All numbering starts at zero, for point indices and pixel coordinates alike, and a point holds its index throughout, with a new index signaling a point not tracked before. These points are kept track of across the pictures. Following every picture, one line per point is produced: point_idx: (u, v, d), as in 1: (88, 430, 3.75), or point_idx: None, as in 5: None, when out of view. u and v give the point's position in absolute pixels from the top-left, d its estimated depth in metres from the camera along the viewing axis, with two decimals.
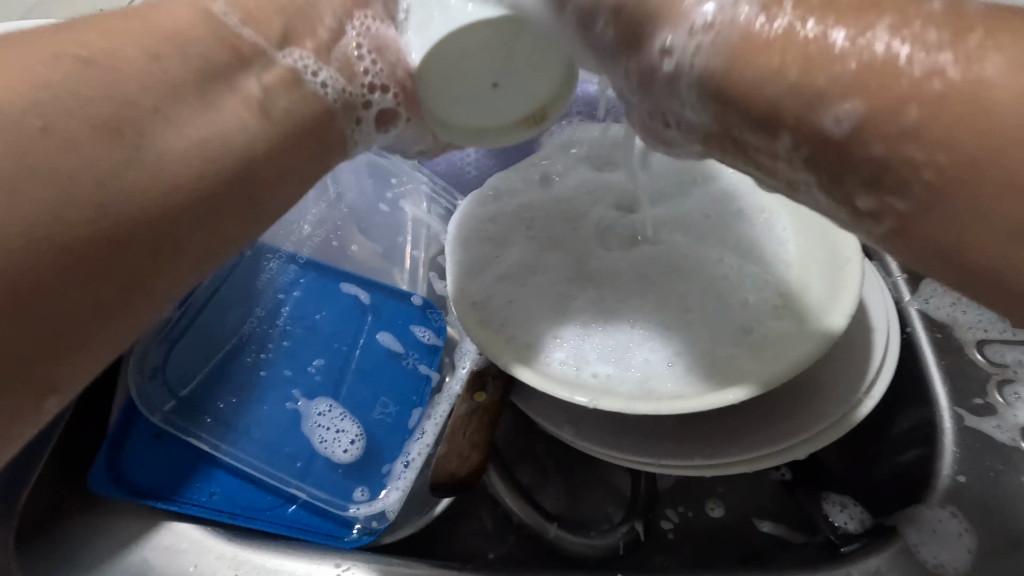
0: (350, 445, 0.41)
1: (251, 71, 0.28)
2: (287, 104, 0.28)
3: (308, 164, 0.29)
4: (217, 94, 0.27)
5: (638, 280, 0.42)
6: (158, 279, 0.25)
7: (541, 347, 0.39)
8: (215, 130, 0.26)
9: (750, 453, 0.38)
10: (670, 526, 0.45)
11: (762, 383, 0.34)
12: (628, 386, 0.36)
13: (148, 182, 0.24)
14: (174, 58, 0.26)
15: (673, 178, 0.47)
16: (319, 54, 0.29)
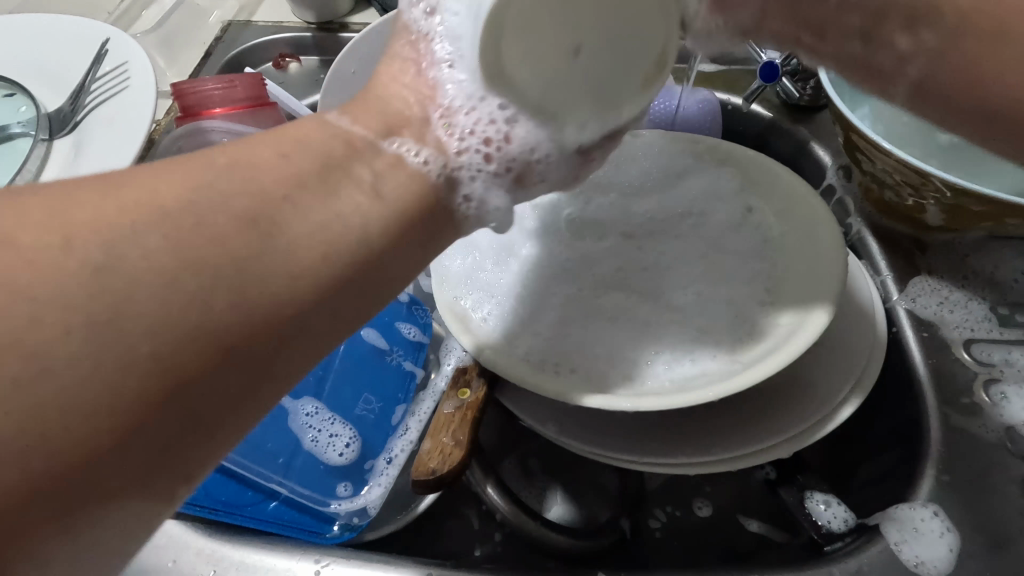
0: (346, 449, 0.41)
1: (362, 160, 0.25)
2: (397, 186, 0.25)
3: (420, 251, 0.26)
4: (333, 182, 0.23)
5: (620, 277, 0.42)
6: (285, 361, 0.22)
7: (522, 342, 0.38)
8: (336, 216, 0.23)
9: (734, 451, 0.38)
10: (658, 524, 0.45)
11: (743, 381, 0.33)
12: (608, 383, 0.36)
13: (254, 275, 0.20)
14: (301, 154, 0.23)
15: (658, 177, 0.47)
16: (417, 139, 0.26)
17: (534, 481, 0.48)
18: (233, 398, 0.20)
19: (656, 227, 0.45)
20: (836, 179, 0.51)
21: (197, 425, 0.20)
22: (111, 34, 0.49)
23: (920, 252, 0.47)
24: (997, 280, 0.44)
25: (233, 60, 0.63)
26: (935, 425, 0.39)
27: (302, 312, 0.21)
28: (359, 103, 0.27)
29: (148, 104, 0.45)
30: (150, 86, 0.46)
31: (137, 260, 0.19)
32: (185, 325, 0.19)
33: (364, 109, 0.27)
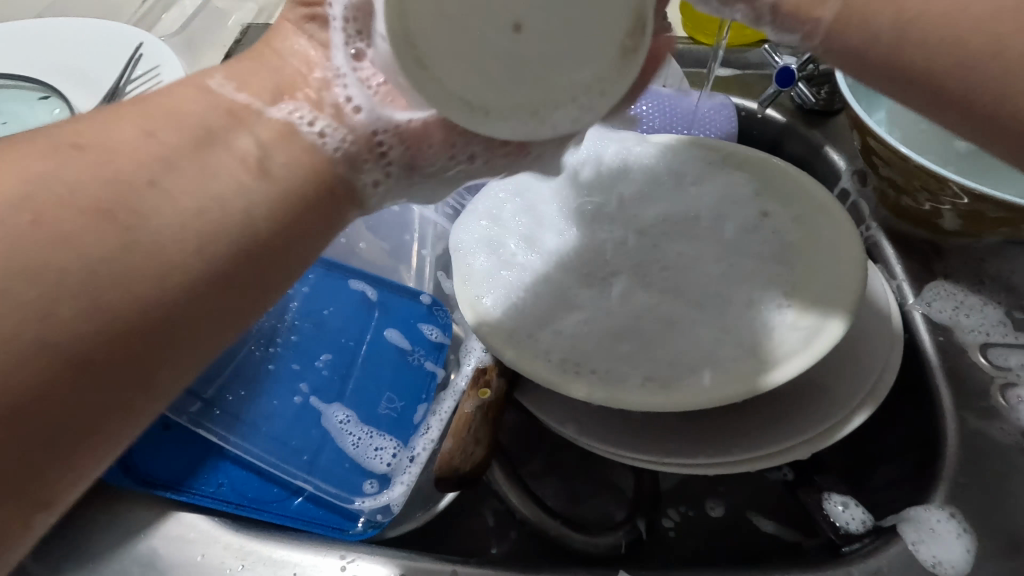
0: (393, 459, 0.42)
1: (247, 130, 0.27)
2: (285, 159, 0.27)
3: (327, 221, 0.28)
4: (208, 151, 0.26)
5: (641, 277, 0.42)
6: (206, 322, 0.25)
7: (543, 343, 0.39)
8: (214, 198, 0.25)
9: (752, 451, 0.39)
10: (672, 524, 0.46)
11: (759, 386, 0.35)
12: (629, 383, 0.37)
13: (136, 254, 0.23)
14: (168, 130, 0.26)
15: (679, 178, 0.47)
16: (313, 105, 0.27)
17: (550, 482, 0.48)
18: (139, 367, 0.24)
19: (678, 228, 0.45)
20: (850, 183, 0.51)
21: (96, 386, 0.23)
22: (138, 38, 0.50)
23: (935, 256, 0.47)
24: (1015, 286, 0.45)
25: None
26: (952, 428, 0.40)
27: (193, 278, 0.24)
28: (245, 67, 0.28)
29: None
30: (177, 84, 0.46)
31: (56, 212, 0.23)
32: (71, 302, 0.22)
33: (251, 74, 0.28)
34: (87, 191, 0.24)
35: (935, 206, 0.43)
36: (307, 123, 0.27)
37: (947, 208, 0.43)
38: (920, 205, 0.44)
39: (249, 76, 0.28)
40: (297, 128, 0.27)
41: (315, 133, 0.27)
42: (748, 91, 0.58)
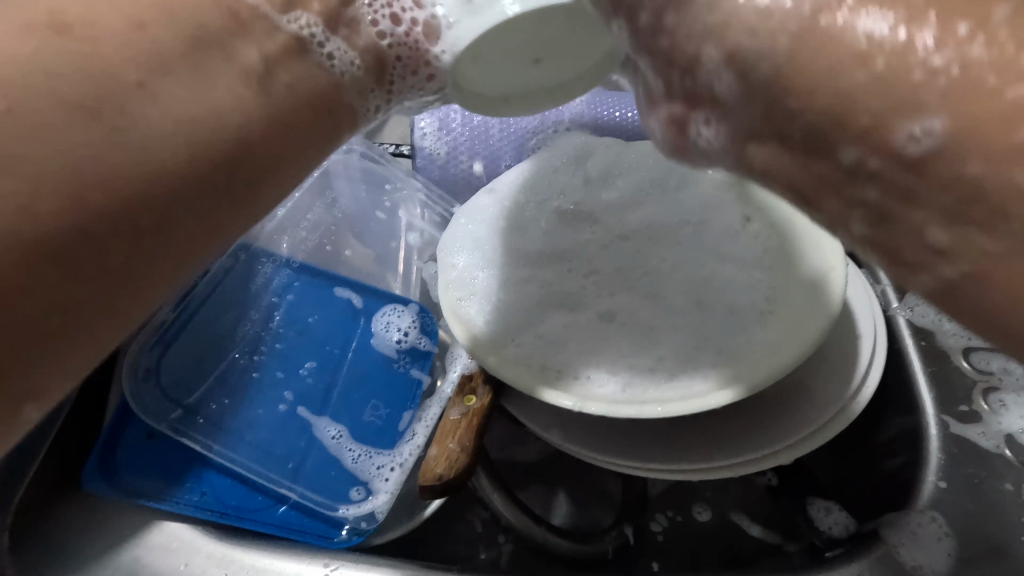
0: (387, 471, 0.42)
1: (251, 39, 0.23)
2: (289, 79, 0.24)
3: (316, 136, 0.25)
4: (206, 62, 0.22)
5: (625, 282, 0.43)
6: (198, 243, 0.22)
7: (525, 347, 0.39)
8: (230, 113, 0.22)
9: (735, 457, 0.39)
10: (660, 528, 0.46)
11: (741, 389, 0.34)
12: (608, 388, 0.37)
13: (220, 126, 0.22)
14: (164, 27, 0.22)
15: (665, 183, 0.47)
16: (336, 30, 0.25)
17: (537, 490, 0.48)
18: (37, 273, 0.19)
19: (662, 234, 0.45)
20: None
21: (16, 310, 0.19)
22: None
23: None
24: None
25: None
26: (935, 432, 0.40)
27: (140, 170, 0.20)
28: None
29: None
30: None
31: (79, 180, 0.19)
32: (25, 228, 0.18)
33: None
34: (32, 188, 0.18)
35: None
36: (320, 43, 0.25)
37: None
38: None
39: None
40: (310, 49, 0.25)
41: (327, 55, 0.25)
42: None
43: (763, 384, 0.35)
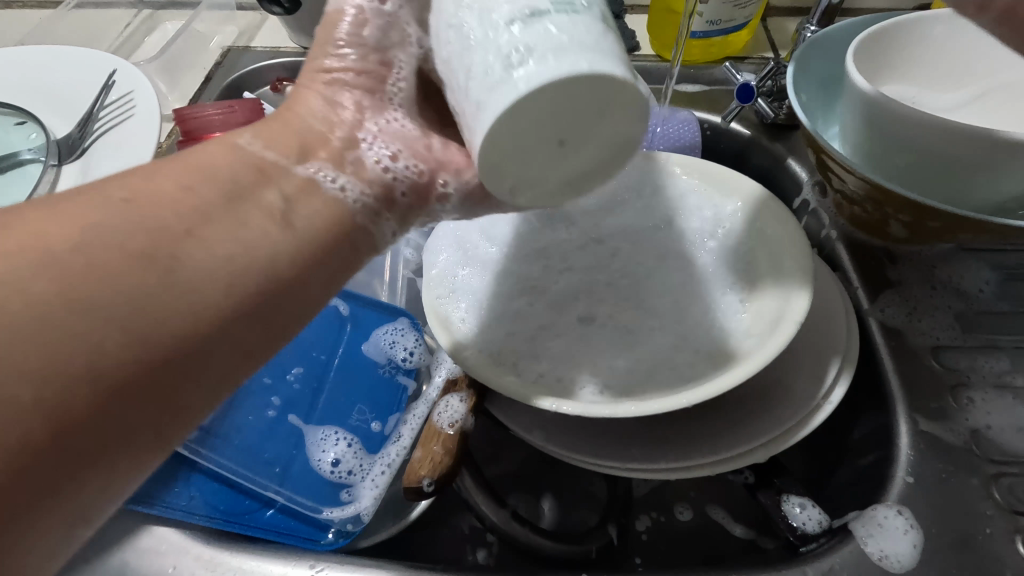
0: (375, 475, 0.43)
1: (273, 184, 0.30)
2: (306, 213, 0.30)
3: (339, 261, 0.31)
4: (244, 208, 0.29)
5: (611, 286, 0.44)
6: (194, 386, 0.26)
7: (505, 347, 0.40)
8: (245, 244, 0.28)
9: (712, 456, 0.40)
10: (645, 527, 0.47)
11: (709, 390, 0.34)
12: (588, 389, 0.38)
13: (230, 279, 0.27)
14: (202, 185, 0.29)
15: (646, 196, 0.49)
16: (336, 165, 0.32)
17: (524, 491, 0.49)
18: (138, 410, 0.24)
19: (630, 247, 0.47)
20: (811, 194, 0.56)
21: (143, 421, 0.25)
22: (117, 64, 0.50)
23: (892, 264, 0.50)
24: (962, 291, 0.48)
25: (231, 85, 0.65)
26: (905, 430, 0.41)
27: (190, 345, 0.26)
28: (275, 129, 0.33)
29: (155, 124, 0.46)
30: (154, 111, 0.47)
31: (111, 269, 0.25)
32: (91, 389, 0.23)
33: (276, 135, 0.32)
34: (48, 274, 0.23)
35: (883, 214, 0.47)
36: (330, 180, 0.31)
37: (893, 217, 0.46)
38: (868, 212, 0.48)
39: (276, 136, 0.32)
40: (320, 184, 0.31)
41: (337, 188, 0.31)
42: (713, 107, 0.64)
43: (745, 377, 0.35)
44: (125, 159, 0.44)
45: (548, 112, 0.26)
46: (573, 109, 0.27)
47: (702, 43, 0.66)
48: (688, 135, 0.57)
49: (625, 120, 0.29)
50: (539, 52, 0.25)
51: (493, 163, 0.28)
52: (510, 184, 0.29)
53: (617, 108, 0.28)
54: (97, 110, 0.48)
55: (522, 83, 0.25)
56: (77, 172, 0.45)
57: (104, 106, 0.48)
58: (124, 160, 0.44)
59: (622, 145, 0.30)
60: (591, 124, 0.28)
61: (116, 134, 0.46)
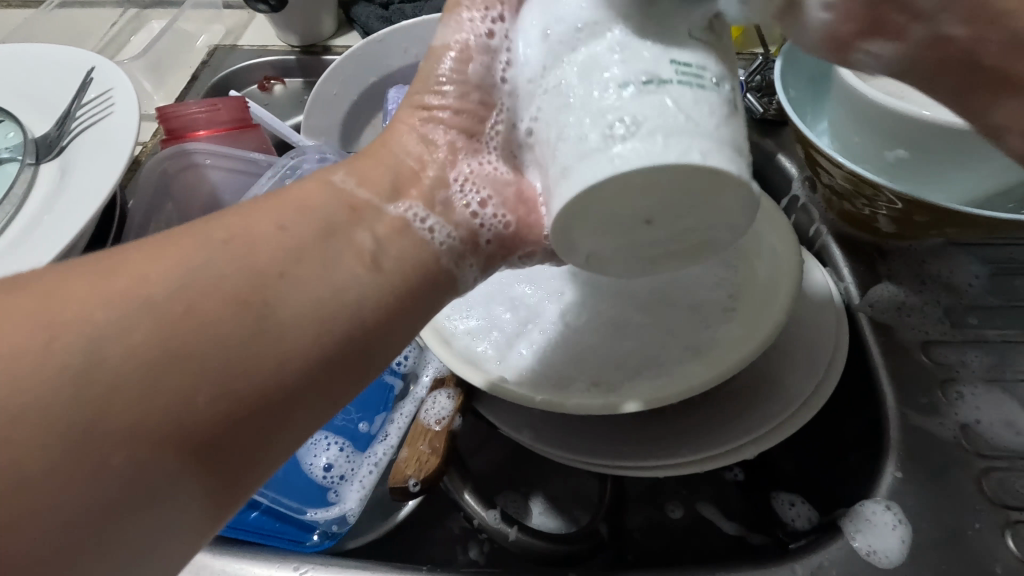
0: (362, 476, 0.42)
1: (365, 225, 0.29)
2: (397, 254, 0.29)
3: (418, 304, 0.30)
4: (336, 251, 0.28)
5: (601, 281, 0.44)
6: (267, 442, 0.25)
7: (490, 344, 0.40)
8: (333, 288, 0.27)
9: (700, 453, 0.39)
10: (637, 525, 0.47)
11: (685, 389, 0.35)
12: (574, 385, 0.37)
13: (320, 323, 0.26)
14: (299, 225, 0.28)
15: None
16: (427, 205, 0.30)
17: (515, 491, 0.49)
18: (220, 456, 0.24)
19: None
20: (801, 189, 0.56)
21: (241, 453, 0.25)
22: (96, 62, 0.49)
23: (881, 259, 0.50)
24: (952, 286, 0.48)
25: (218, 83, 0.65)
26: (895, 425, 0.41)
27: (257, 401, 0.24)
28: (366, 166, 0.31)
29: (137, 121, 0.45)
30: (133, 111, 0.46)
31: (98, 289, 0.23)
32: (168, 439, 0.23)
33: (369, 173, 0.31)
34: (152, 316, 0.23)
35: (872, 210, 0.46)
36: (419, 221, 0.30)
37: (882, 211, 0.46)
38: (858, 208, 0.48)
39: (371, 173, 0.31)
40: (410, 225, 0.30)
41: (426, 229, 0.30)
42: None
43: (730, 372, 0.35)
44: (104, 156, 0.43)
45: (673, 192, 0.25)
46: (686, 197, 0.26)
47: None
48: None
49: (729, 219, 0.28)
50: (654, 131, 0.24)
51: (562, 237, 0.28)
52: (586, 253, 0.29)
53: (727, 213, 0.28)
54: (77, 108, 0.47)
55: (638, 156, 0.24)
56: (56, 169, 0.45)
57: (85, 103, 0.47)
58: (102, 158, 0.43)
59: (699, 246, 0.30)
60: (686, 219, 0.27)
61: (95, 131, 0.45)
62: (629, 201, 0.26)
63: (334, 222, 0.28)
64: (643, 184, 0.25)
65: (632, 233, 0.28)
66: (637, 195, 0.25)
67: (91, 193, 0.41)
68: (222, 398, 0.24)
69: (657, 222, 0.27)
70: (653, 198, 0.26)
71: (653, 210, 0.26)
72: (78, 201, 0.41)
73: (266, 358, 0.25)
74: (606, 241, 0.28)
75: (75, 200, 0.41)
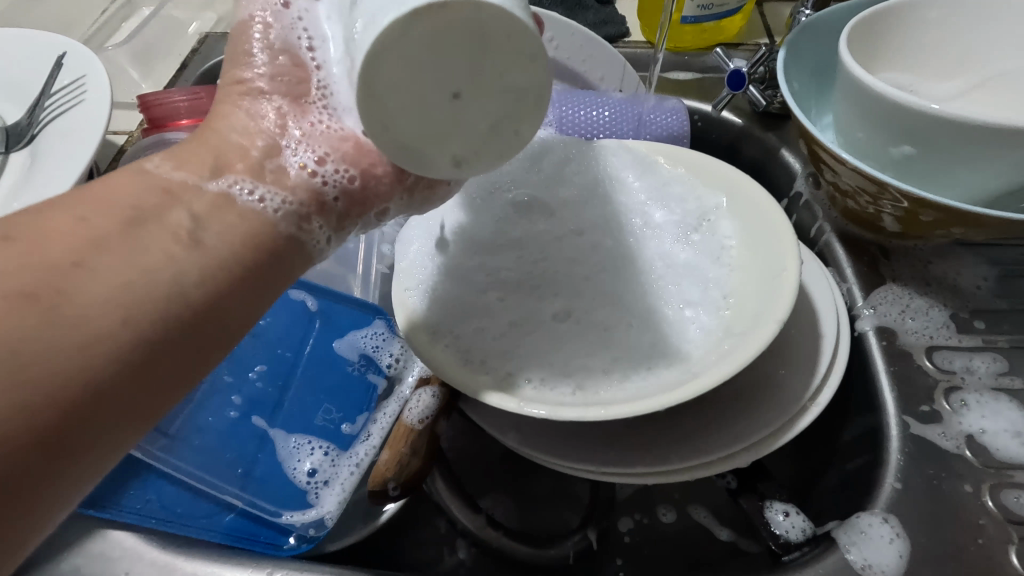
0: (342, 477, 0.40)
1: (180, 205, 0.31)
2: (217, 230, 0.31)
3: (256, 282, 0.31)
4: (144, 229, 0.29)
5: (590, 281, 0.42)
6: (104, 427, 0.26)
7: (474, 343, 0.39)
8: (144, 269, 0.28)
9: (692, 461, 0.38)
10: (628, 529, 0.46)
11: (690, 390, 0.33)
12: (560, 390, 0.36)
13: (135, 299, 0.27)
14: (99, 214, 0.29)
15: (628, 188, 0.48)
16: (253, 176, 0.32)
17: (504, 493, 0.47)
18: (49, 448, 0.24)
19: (624, 246, 0.44)
20: (804, 186, 0.54)
21: (107, 424, 0.26)
22: (66, 47, 0.48)
23: (885, 259, 0.48)
24: (959, 288, 0.46)
25: (206, 71, 0.62)
26: (895, 434, 0.39)
27: (86, 387, 0.25)
28: (183, 151, 0.33)
29: (107, 108, 0.44)
30: (105, 99, 0.44)
31: None
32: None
33: (187, 156, 0.33)
34: None
35: (876, 209, 0.44)
36: (247, 194, 0.32)
37: (886, 211, 0.44)
38: (861, 207, 0.46)
39: (190, 160, 0.33)
40: (236, 199, 0.32)
41: (255, 200, 0.32)
42: (704, 96, 0.62)
43: (727, 376, 0.33)
44: (73, 145, 0.42)
45: (419, 58, 0.26)
46: (453, 46, 0.26)
47: (694, 29, 0.63)
48: (676, 124, 0.55)
49: (525, 44, 0.27)
50: (368, 17, 0.26)
51: (404, 149, 0.29)
52: (449, 157, 0.30)
53: (516, 41, 0.27)
54: (49, 96, 0.46)
55: (376, 27, 0.25)
56: (27, 159, 0.44)
57: (57, 91, 0.46)
58: (70, 146, 0.42)
59: (537, 94, 0.29)
60: (486, 67, 0.27)
61: (65, 118, 0.44)
62: (415, 80, 0.27)
63: (201, 175, 0.32)
64: (410, 60, 0.26)
65: (458, 113, 0.28)
66: (416, 78, 0.27)
67: (57, 182, 0.40)
68: (59, 383, 0.25)
69: (467, 87, 0.28)
70: (427, 71, 0.27)
71: (451, 80, 0.27)
72: (42, 191, 0.40)
73: (71, 345, 0.25)
74: (443, 138, 0.29)
75: (39, 190, 0.40)
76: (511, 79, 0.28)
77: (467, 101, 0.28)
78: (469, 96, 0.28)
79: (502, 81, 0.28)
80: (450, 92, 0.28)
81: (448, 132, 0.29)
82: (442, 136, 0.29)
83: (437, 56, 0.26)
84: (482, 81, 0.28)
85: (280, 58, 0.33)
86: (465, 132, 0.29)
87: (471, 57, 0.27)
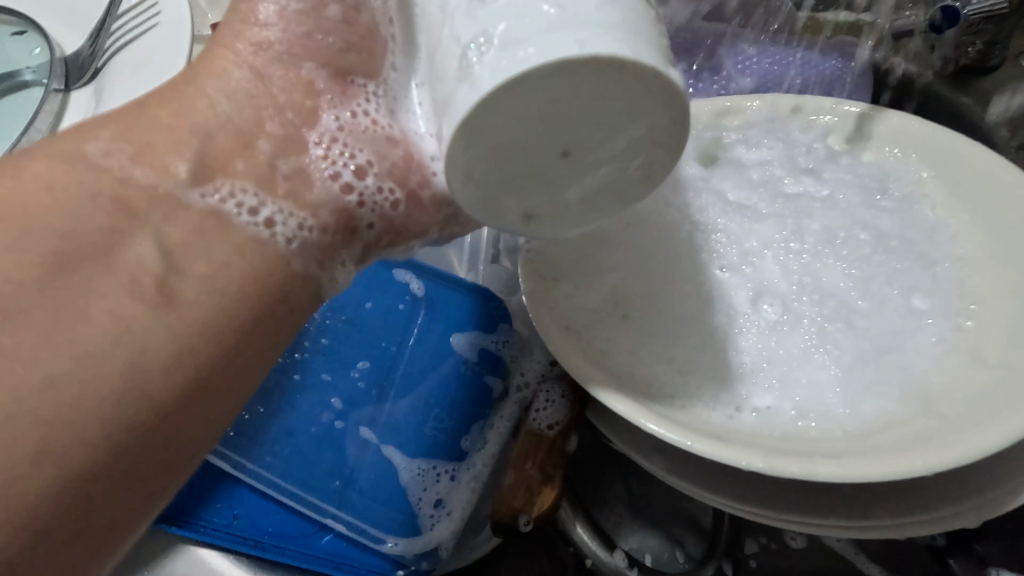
0: (455, 500, 0.34)
1: (145, 229, 0.23)
2: (198, 273, 0.23)
3: (266, 327, 0.24)
4: (90, 275, 0.21)
5: (777, 275, 0.34)
6: (88, 531, 0.20)
7: (625, 361, 0.30)
8: (98, 339, 0.20)
9: (901, 517, 0.30)
10: (754, 553, 0.38)
11: (962, 453, 0.23)
12: (746, 429, 0.28)
13: (77, 400, 0.20)
14: (16, 252, 0.20)
15: (811, 154, 0.37)
16: (261, 186, 0.25)
17: (612, 503, 0.41)
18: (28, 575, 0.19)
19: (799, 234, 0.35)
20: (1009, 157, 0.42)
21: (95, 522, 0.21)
22: None
23: None
24: None
25: None
26: None
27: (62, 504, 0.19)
28: (149, 129, 0.24)
29: (183, 35, 0.37)
30: (182, 20, 0.37)
31: None
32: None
33: (155, 140, 0.24)
34: None
35: None
36: (247, 211, 0.24)
37: None
38: None
39: (155, 142, 0.24)
40: (232, 218, 0.24)
41: (259, 223, 0.24)
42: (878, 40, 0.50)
43: (1008, 439, 0.24)
44: (148, 78, 0.36)
45: (555, 102, 0.20)
46: (597, 102, 0.20)
47: None
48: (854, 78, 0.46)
49: (662, 128, 0.22)
50: (511, 29, 0.20)
51: (483, 189, 0.23)
52: (520, 210, 0.24)
53: (655, 125, 0.22)
54: (116, 12, 0.39)
55: (524, 57, 0.19)
56: (90, 95, 0.38)
57: (125, 7, 0.39)
58: (138, 81, 0.36)
59: (643, 180, 0.24)
60: (609, 138, 0.22)
61: (134, 46, 0.37)
62: (536, 125, 0.21)
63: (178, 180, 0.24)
64: (544, 99, 0.20)
65: (555, 175, 0.23)
66: (538, 119, 0.21)
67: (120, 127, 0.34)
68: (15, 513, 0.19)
69: (579, 154, 0.22)
70: (555, 118, 0.21)
71: (568, 137, 0.21)
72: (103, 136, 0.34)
73: None
74: (527, 194, 0.23)
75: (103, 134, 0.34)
76: (620, 164, 0.23)
77: (572, 172, 0.23)
78: (580, 162, 0.22)
79: (616, 164, 0.23)
80: (559, 151, 0.22)
81: (533, 190, 0.23)
82: (536, 187, 0.23)
83: (571, 109, 0.20)
84: (597, 156, 0.22)
85: (329, 12, 0.26)
86: (549, 197, 0.23)
87: (602, 123, 0.21)
